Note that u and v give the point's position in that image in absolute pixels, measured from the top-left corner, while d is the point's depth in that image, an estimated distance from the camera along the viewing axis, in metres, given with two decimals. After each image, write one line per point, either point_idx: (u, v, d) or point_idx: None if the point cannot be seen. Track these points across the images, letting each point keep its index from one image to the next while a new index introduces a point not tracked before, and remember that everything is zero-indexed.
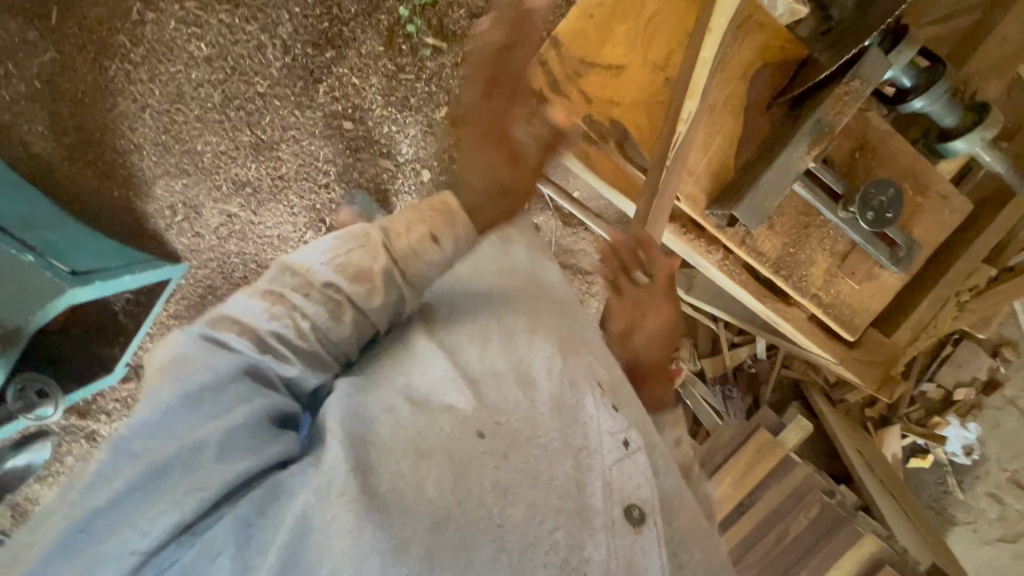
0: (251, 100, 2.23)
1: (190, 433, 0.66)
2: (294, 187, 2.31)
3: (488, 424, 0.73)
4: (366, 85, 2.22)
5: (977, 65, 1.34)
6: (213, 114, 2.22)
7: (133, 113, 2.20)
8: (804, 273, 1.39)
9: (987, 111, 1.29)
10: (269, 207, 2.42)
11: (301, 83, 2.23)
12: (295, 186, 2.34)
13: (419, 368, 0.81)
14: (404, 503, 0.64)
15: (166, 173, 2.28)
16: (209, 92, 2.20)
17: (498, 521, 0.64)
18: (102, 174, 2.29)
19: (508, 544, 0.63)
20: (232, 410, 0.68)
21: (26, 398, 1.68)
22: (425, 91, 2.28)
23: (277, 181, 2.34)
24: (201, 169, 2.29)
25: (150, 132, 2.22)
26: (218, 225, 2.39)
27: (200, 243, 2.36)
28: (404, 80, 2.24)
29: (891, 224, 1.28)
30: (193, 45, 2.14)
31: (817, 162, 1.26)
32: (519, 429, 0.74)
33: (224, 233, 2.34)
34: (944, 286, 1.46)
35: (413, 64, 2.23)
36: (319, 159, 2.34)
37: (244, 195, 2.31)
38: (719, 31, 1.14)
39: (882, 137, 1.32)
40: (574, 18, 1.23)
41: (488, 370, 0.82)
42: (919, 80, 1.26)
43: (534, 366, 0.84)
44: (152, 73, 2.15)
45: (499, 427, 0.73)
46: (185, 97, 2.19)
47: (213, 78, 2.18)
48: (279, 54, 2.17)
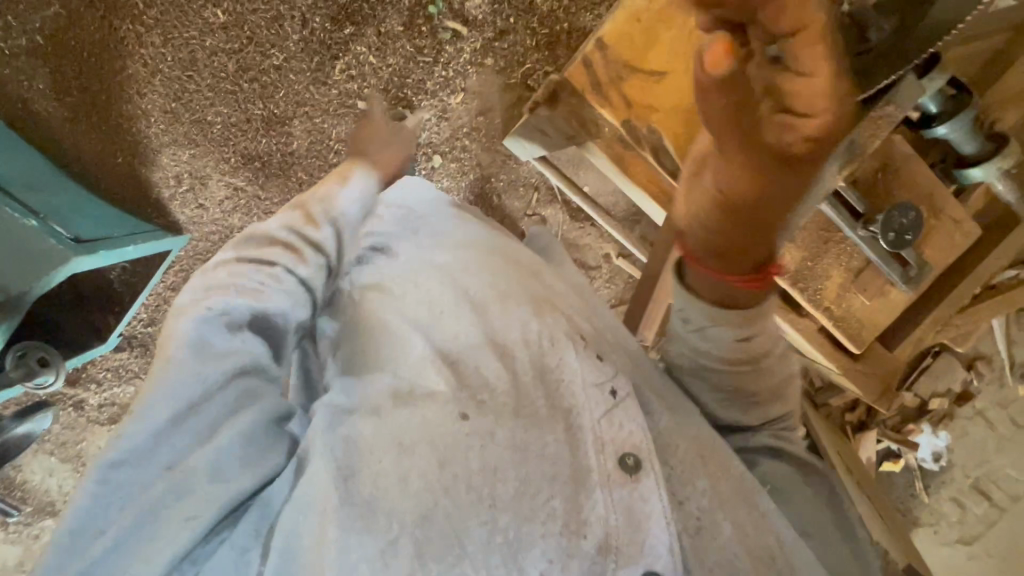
0: (267, 74, 1.83)
1: (178, 462, 0.73)
2: (306, 169, 1.90)
3: (469, 410, 0.83)
4: (388, 61, 1.79)
5: (994, 95, 1.38)
6: (226, 86, 1.84)
7: (142, 77, 1.83)
8: (820, 286, 1.43)
9: (1004, 142, 1.35)
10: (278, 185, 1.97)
11: (319, 59, 1.81)
12: (307, 166, 1.91)
13: (400, 351, 0.90)
14: (387, 500, 0.75)
15: (175, 143, 1.90)
16: (225, 62, 1.83)
17: (488, 505, 0.76)
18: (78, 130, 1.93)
19: (502, 524, 0.76)
20: (216, 437, 0.76)
21: (26, 364, 1.50)
22: (443, 61, 1.78)
23: (287, 160, 1.92)
24: (212, 142, 1.91)
25: (159, 99, 1.85)
26: (223, 199, 1.98)
27: (203, 216, 1.98)
28: (422, 63, 1.79)
29: (909, 246, 1.35)
30: (209, 10, 1.77)
31: (844, 182, 1.30)
32: (501, 406, 0.84)
33: (230, 208, 1.97)
34: (944, 306, 1.53)
35: (433, 46, 1.78)
36: (331, 137, 1.91)
37: (254, 171, 1.92)
38: None
39: (905, 159, 1.36)
40: (621, 21, 1.24)
41: (468, 345, 0.91)
42: (945, 106, 1.29)
43: (507, 334, 0.92)
44: (164, 35, 1.79)
45: (481, 411, 0.83)
46: (199, 66, 1.83)
47: (226, 48, 1.80)
48: (299, 26, 1.78)
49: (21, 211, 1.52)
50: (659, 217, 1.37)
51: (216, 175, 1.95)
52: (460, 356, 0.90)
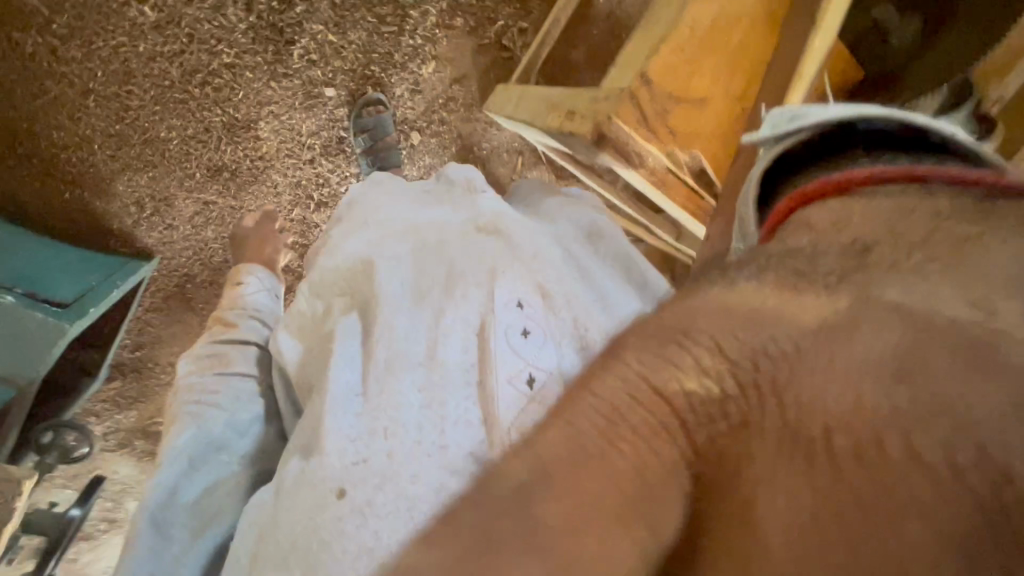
0: (217, 73, 1.91)
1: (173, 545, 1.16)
2: (278, 167, 2.06)
3: (352, 496, 0.88)
4: (345, 42, 1.99)
5: None
6: (174, 94, 1.90)
7: (76, 101, 1.85)
8: None
9: None
10: (251, 189, 2.08)
11: (273, 48, 1.93)
12: (279, 165, 2.07)
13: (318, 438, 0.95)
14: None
15: (128, 168, 1.95)
16: (164, 66, 1.87)
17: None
18: (49, 172, 1.93)
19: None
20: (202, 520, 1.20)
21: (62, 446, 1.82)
22: (413, 44, 2.06)
23: (257, 163, 2.05)
24: (169, 159, 1.97)
25: (100, 122, 1.88)
26: (194, 215, 2.07)
27: (173, 235, 2.07)
28: (388, 34, 2.02)
29: None
30: (134, 10, 1.79)
31: None
32: (386, 496, 0.87)
33: (200, 222, 2.06)
34: None
35: (396, 13, 2.01)
36: (301, 134, 2.05)
37: (223, 182, 2.02)
38: (807, 77, 1.17)
39: None
40: (666, 53, 1.21)
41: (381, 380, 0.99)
42: None
43: (449, 345, 0.98)
44: (89, 50, 1.80)
45: (355, 514, 0.87)
46: (136, 77, 1.86)
47: (166, 50, 1.84)
48: (242, 14, 1.87)
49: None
50: (694, 229, 1.39)
51: (181, 193, 2.03)
52: (410, 377, 0.98)
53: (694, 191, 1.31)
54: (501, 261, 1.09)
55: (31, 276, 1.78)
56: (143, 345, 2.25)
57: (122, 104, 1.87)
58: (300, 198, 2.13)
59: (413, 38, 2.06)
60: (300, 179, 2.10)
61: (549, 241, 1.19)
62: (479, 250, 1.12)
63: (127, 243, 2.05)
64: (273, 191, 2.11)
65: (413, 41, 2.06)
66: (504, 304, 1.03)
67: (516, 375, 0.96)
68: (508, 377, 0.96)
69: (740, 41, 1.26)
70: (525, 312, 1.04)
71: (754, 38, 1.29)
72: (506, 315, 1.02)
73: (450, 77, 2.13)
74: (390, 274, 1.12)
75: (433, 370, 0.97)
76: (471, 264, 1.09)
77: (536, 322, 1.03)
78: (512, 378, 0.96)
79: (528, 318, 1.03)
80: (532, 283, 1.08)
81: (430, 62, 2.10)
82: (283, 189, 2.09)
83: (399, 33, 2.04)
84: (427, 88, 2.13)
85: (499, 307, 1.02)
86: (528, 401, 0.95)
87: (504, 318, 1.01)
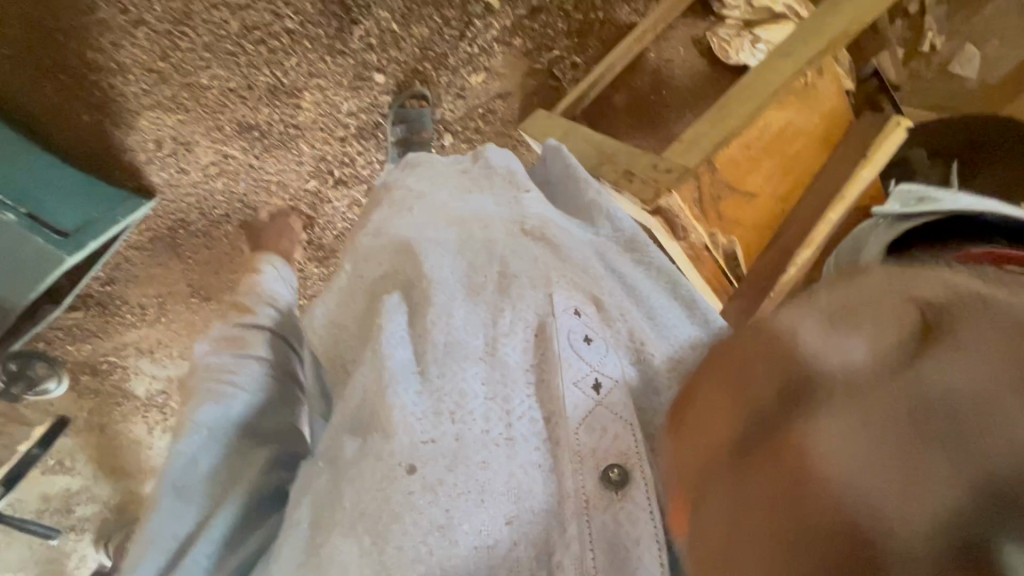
0: (275, 35, 1.85)
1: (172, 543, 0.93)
2: (311, 138, 1.96)
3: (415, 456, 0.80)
4: (406, 34, 1.94)
5: None
6: (227, 44, 1.83)
7: (124, 28, 1.77)
8: None
9: None
10: (275, 153, 1.96)
11: (334, 24, 1.88)
12: (311, 136, 1.96)
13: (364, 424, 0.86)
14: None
15: (158, 104, 1.85)
16: (224, 16, 1.81)
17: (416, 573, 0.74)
18: (72, 90, 1.81)
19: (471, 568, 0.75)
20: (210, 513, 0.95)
21: (29, 380, 1.90)
22: (469, 52, 1.99)
23: (290, 129, 1.94)
24: (203, 106, 1.87)
25: (143, 54, 1.80)
26: (213, 166, 1.93)
27: (183, 180, 1.93)
28: (449, 38, 1.97)
29: None
30: None
31: None
32: (439, 463, 0.79)
33: (215, 173, 1.94)
34: None
35: (461, 17, 1.96)
36: (339, 112, 1.95)
37: (251, 140, 1.92)
38: (845, 203, 1.35)
39: None
40: (732, 147, 1.34)
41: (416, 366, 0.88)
42: None
43: (504, 336, 0.89)
44: None
45: (412, 493, 0.78)
46: (193, 20, 1.80)
47: (232, 1, 1.80)
48: None
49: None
50: None
51: (206, 140, 1.91)
52: (449, 363, 0.87)
53: (721, 274, 1.42)
54: (566, 252, 0.99)
55: (29, 193, 1.70)
56: (117, 280, 1.99)
57: (172, 42, 1.80)
58: (319, 171, 2.00)
59: (472, 46, 1.99)
60: (328, 154, 1.98)
61: (593, 255, 1.01)
62: (535, 242, 1.00)
63: (135, 177, 1.91)
64: (297, 161, 1.98)
65: (471, 48, 1.99)
66: (566, 301, 0.91)
67: (595, 381, 0.84)
68: (586, 379, 0.84)
69: (796, 154, 1.41)
70: (587, 318, 0.90)
71: (811, 153, 1.42)
72: (566, 316, 0.89)
73: (496, 91, 2.04)
74: (442, 255, 0.97)
75: (491, 367, 0.87)
76: (541, 251, 0.99)
77: (613, 333, 0.91)
78: (598, 387, 0.84)
79: (592, 324, 0.90)
80: (587, 289, 0.95)
81: (480, 72, 2.01)
82: (307, 160, 1.98)
83: (460, 38, 1.97)
84: (477, 97, 2.03)
85: (554, 305, 0.90)
86: (597, 406, 0.83)
87: (561, 322, 0.89)
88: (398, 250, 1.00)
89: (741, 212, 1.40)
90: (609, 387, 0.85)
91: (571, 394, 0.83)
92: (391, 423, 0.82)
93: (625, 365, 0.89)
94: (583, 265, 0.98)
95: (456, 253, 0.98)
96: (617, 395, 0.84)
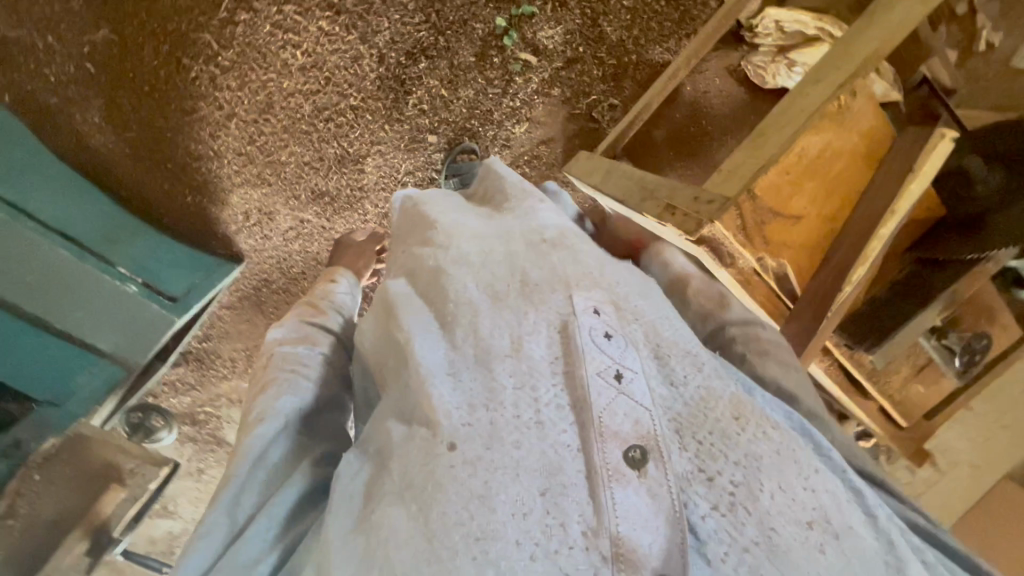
0: (342, 112, 2.10)
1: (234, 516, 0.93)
2: (375, 196, 2.22)
3: (458, 432, 0.82)
4: (454, 97, 2.19)
5: None
6: (302, 125, 2.08)
7: (217, 121, 2.00)
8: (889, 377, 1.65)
9: None
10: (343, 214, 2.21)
11: (392, 96, 2.13)
12: (375, 195, 2.22)
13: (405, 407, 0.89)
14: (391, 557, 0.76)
15: (246, 182, 2.09)
16: (299, 102, 2.06)
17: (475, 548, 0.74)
18: (177, 176, 2.04)
19: (529, 542, 0.74)
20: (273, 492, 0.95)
21: (145, 430, 2.14)
22: (511, 105, 2.23)
23: (357, 192, 2.19)
24: (282, 180, 2.12)
25: (234, 141, 2.04)
26: (291, 230, 2.18)
27: (267, 244, 2.16)
28: (493, 95, 2.21)
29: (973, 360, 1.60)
30: (288, 53, 1.98)
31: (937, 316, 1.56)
32: (484, 447, 0.81)
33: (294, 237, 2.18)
34: None
35: (502, 76, 2.19)
36: (399, 172, 2.23)
37: (324, 205, 2.16)
38: (894, 216, 1.36)
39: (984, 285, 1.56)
40: (771, 174, 1.38)
41: (447, 361, 0.90)
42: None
43: (526, 332, 0.90)
44: (242, 78, 1.97)
45: (473, 462, 0.80)
46: (274, 108, 2.04)
47: (306, 88, 2.04)
48: (374, 65, 2.09)
49: (119, 276, 1.85)
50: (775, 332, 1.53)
51: (285, 209, 2.15)
52: (477, 361, 0.89)
53: (774, 295, 1.47)
54: (592, 263, 1.02)
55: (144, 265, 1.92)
56: (210, 338, 2.21)
57: (257, 127, 2.04)
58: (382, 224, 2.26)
59: (513, 99, 2.23)
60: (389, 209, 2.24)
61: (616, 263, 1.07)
62: (559, 247, 1.04)
63: (225, 243, 2.14)
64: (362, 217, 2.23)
65: (512, 101, 2.23)
66: (588, 309, 0.93)
67: (619, 376, 0.87)
68: (608, 376, 0.86)
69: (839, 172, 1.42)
70: (613, 321, 0.93)
71: (854, 168, 1.43)
72: (591, 323, 0.91)
73: (539, 137, 2.28)
74: (462, 252, 1.04)
75: (520, 358, 0.88)
76: (559, 257, 1.02)
77: (636, 338, 0.93)
78: (623, 385, 0.86)
79: (613, 324, 0.92)
80: (606, 290, 0.98)
81: (523, 122, 2.25)
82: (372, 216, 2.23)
83: (501, 94, 2.22)
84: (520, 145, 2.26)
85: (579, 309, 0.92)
86: (619, 394, 0.85)
87: (585, 330, 0.90)
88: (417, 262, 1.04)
89: (790, 236, 1.42)
90: (635, 379, 0.87)
91: (593, 386, 0.85)
92: (434, 413, 0.84)
93: (648, 370, 0.90)
94: (598, 266, 1.02)
95: (474, 254, 1.02)
96: (637, 388, 0.87)
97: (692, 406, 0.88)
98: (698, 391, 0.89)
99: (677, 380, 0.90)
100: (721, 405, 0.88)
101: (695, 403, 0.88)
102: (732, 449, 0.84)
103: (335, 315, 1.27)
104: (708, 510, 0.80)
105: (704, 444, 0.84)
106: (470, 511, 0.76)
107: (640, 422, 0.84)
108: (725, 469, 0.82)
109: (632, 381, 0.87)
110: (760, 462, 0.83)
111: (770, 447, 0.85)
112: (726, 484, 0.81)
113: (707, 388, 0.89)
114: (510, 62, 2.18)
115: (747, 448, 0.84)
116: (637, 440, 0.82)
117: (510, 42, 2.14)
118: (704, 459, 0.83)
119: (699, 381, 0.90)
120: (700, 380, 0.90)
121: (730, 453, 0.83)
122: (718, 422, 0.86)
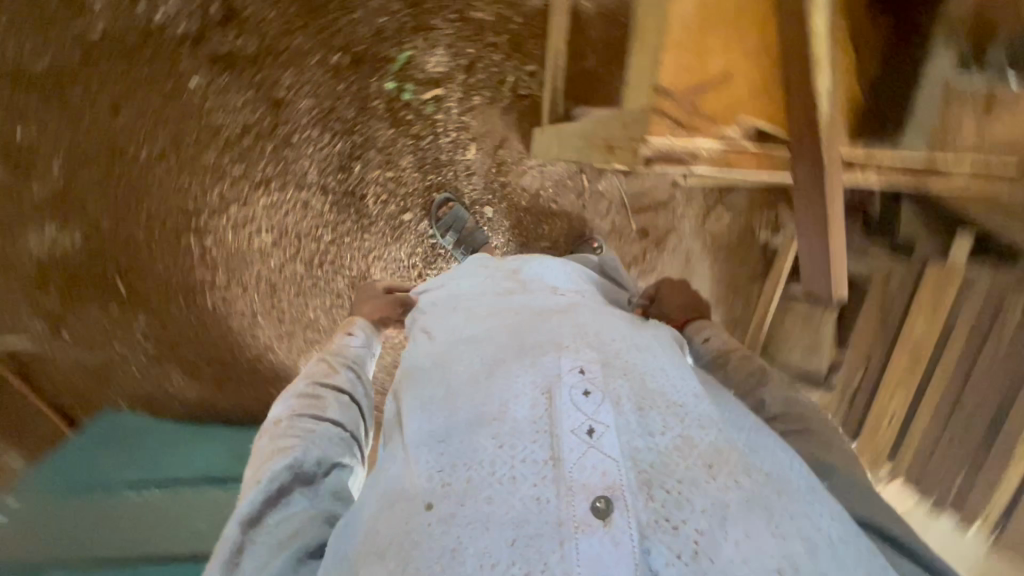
0: (327, 251, 2.29)
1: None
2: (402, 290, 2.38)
3: (435, 494, 0.83)
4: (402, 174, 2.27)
5: None
6: (308, 283, 2.28)
7: (249, 325, 2.19)
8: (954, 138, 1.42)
9: None
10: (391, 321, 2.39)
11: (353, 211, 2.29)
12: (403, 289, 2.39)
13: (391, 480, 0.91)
14: None
15: (302, 351, 2.26)
16: (293, 268, 2.26)
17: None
18: (252, 378, 2.15)
19: None
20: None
21: None
22: (450, 140, 2.24)
23: None
24: (325, 332, 2.30)
25: (271, 329, 2.21)
26: None
27: None
28: (428, 145, 2.25)
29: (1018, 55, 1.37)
30: (257, 240, 2.18)
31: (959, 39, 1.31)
32: (469, 513, 0.78)
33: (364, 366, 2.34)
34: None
35: (425, 125, 2.21)
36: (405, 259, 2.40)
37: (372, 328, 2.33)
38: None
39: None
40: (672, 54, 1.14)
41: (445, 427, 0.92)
42: None
43: (510, 402, 0.89)
44: (238, 281, 2.16)
45: (455, 516, 0.79)
46: (279, 287, 2.24)
47: (291, 254, 2.24)
48: (321, 199, 2.24)
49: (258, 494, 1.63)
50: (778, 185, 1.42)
51: None
52: (467, 435, 0.89)
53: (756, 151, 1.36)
54: (578, 323, 1.01)
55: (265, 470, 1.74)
56: None
57: (279, 307, 2.23)
58: None
59: (449, 135, 2.23)
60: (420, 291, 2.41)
61: (620, 327, 1.03)
62: (551, 316, 1.06)
63: None
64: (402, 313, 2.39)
65: (449, 137, 2.23)
66: (573, 368, 0.89)
67: (592, 432, 0.80)
68: (582, 429, 0.81)
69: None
70: (595, 376, 0.88)
71: None
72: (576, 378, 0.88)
73: (491, 148, 2.25)
74: (452, 344, 1.09)
75: (503, 422, 0.87)
76: (551, 323, 1.03)
77: (620, 389, 0.87)
78: (602, 437, 0.80)
79: (596, 371, 0.89)
80: (598, 352, 0.94)
81: (469, 146, 2.24)
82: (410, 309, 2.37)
83: (435, 138, 2.24)
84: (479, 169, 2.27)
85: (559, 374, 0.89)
86: (590, 449, 0.78)
87: (566, 390, 0.86)
88: (417, 368, 1.12)
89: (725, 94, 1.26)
90: (608, 433, 0.81)
91: (570, 434, 0.81)
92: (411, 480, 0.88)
93: (636, 429, 0.82)
94: (588, 322, 1.02)
95: (466, 350, 1.05)
96: (609, 441, 0.80)
97: (666, 455, 0.80)
98: (670, 441, 0.82)
99: (655, 430, 0.83)
100: (694, 461, 0.80)
101: (671, 453, 0.81)
102: (695, 490, 0.77)
103: (346, 370, 1.24)
104: (672, 558, 0.71)
105: (672, 486, 0.77)
106: (441, 565, 0.75)
107: (608, 467, 0.77)
108: (689, 514, 0.74)
109: (604, 433, 0.80)
110: (729, 510, 0.75)
111: (729, 489, 0.77)
112: (688, 524, 0.73)
113: (685, 441, 0.83)
114: (422, 108, 2.19)
115: (715, 493, 0.77)
116: (603, 490, 0.75)
117: (409, 95, 2.14)
118: (661, 500, 0.75)
119: (676, 434, 0.84)
120: (677, 432, 0.84)
121: (692, 493, 0.76)
122: (689, 470, 0.79)
